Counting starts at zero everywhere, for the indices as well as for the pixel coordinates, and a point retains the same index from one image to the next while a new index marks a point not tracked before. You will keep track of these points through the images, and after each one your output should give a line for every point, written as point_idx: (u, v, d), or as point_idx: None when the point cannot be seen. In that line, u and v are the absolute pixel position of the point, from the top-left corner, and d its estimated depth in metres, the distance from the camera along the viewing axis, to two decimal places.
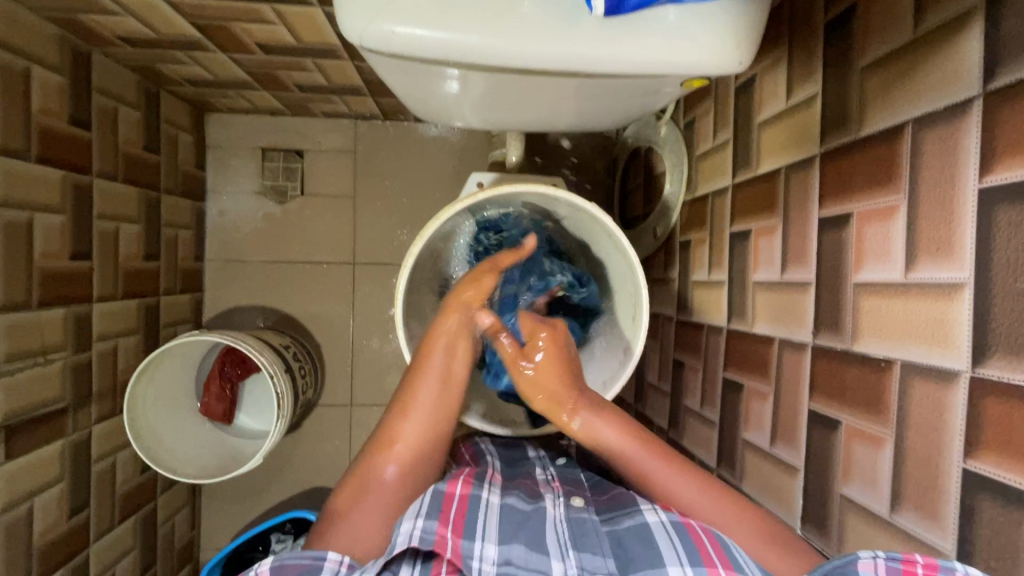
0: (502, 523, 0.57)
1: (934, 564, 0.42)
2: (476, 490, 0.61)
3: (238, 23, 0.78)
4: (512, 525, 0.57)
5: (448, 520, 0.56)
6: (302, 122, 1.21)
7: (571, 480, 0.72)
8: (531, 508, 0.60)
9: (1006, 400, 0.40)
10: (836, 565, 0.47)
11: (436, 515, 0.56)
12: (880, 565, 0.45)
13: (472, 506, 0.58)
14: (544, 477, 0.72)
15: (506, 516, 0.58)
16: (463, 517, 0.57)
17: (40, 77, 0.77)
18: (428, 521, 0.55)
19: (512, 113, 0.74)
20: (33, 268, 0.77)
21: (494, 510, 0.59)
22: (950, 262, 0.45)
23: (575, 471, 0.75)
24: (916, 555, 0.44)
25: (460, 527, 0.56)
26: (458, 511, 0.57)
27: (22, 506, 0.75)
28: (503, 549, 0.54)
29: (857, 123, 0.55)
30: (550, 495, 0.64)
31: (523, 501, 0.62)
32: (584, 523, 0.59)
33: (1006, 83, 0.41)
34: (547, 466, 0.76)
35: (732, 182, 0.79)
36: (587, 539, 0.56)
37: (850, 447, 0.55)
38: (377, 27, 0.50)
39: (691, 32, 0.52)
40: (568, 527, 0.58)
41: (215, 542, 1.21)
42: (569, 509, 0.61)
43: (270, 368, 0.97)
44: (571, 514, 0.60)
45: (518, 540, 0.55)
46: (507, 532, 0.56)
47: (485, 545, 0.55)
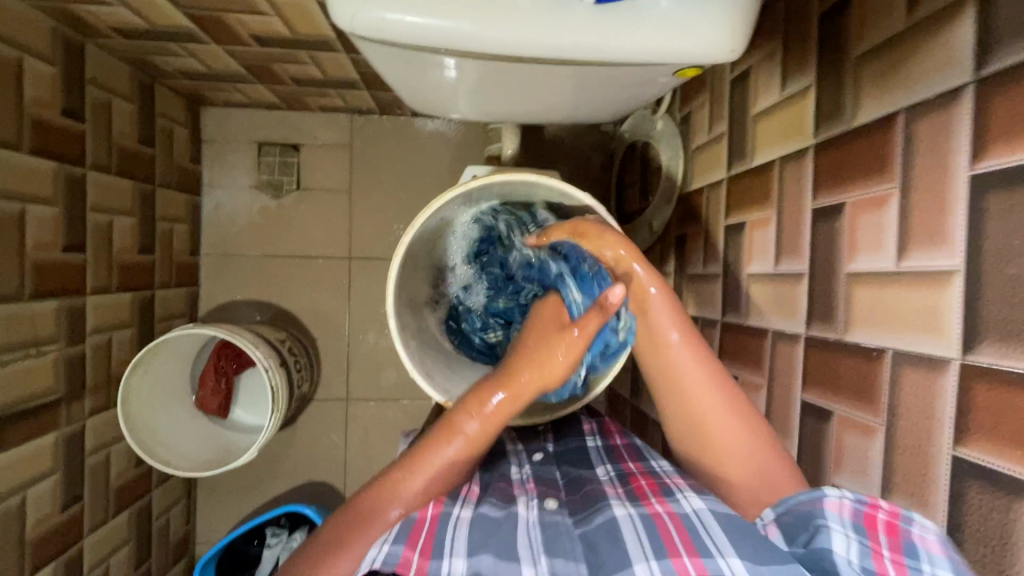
0: (472, 533, 0.54)
1: (896, 513, 0.45)
2: (447, 507, 0.56)
3: (232, 14, 0.77)
4: (483, 535, 0.54)
5: (415, 544, 0.51)
6: (298, 116, 1.20)
7: (546, 481, 0.70)
8: (503, 515, 0.58)
9: (995, 386, 0.40)
10: (803, 501, 0.49)
11: (403, 539, 0.51)
12: (846, 505, 0.47)
13: (443, 523, 0.54)
14: (518, 479, 0.70)
15: (475, 525, 0.55)
16: (432, 536, 0.52)
17: (32, 68, 0.77)
18: (395, 545, 0.50)
19: (507, 103, 0.74)
20: (27, 260, 0.77)
21: (465, 522, 0.55)
22: (941, 250, 0.45)
23: (551, 470, 0.73)
24: (880, 501, 0.46)
25: (429, 548, 0.51)
26: (427, 531, 0.53)
27: (15, 498, 0.75)
28: (471, 562, 0.51)
29: (851, 112, 0.55)
30: (522, 497, 0.63)
31: (495, 509, 0.59)
32: (557, 526, 0.57)
33: (998, 70, 0.41)
34: (523, 463, 0.74)
35: (727, 175, 0.79)
36: (559, 544, 0.54)
37: (842, 437, 0.55)
38: (369, 14, 0.50)
39: (684, 20, 0.52)
40: (541, 531, 0.56)
41: (210, 536, 1.20)
42: (543, 512, 0.60)
43: (264, 362, 0.97)
44: (544, 518, 0.59)
45: (489, 549, 0.52)
46: (475, 542, 0.53)
47: (452, 560, 0.51)
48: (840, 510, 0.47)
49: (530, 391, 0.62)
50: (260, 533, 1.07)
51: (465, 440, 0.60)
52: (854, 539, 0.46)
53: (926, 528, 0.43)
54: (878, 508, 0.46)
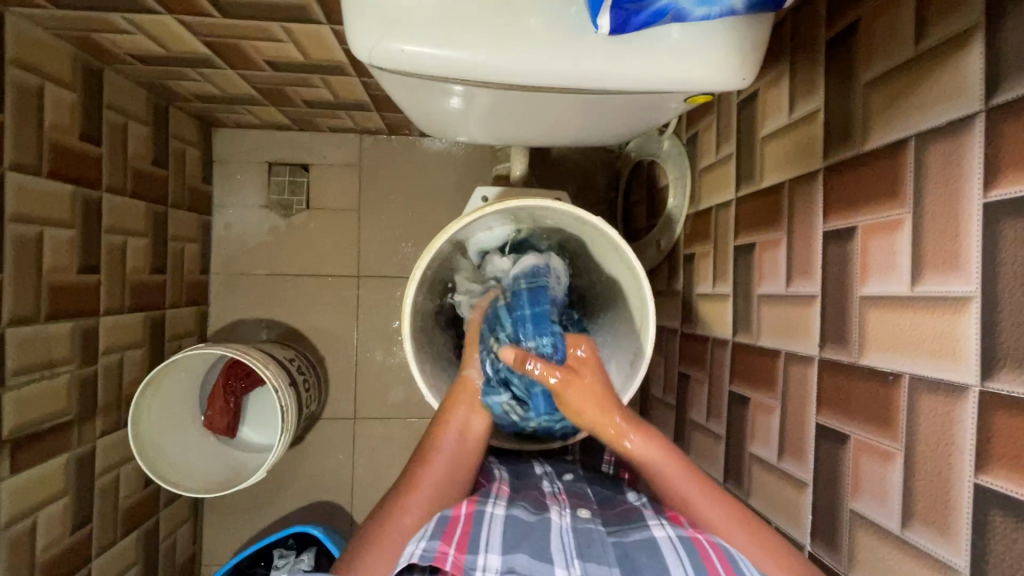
0: (506, 532, 0.58)
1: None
2: (480, 506, 0.60)
3: (247, 41, 0.79)
4: (517, 535, 0.58)
5: (452, 539, 0.56)
6: (308, 137, 1.22)
7: (577, 494, 0.71)
8: (537, 519, 0.60)
9: (1015, 414, 0.40)
10: None
11: (439, 534, 0.57)
12: None
13: (477, 522, 0.58)
14: (550, 489, 0.71)
15: (509, 526, 0.59)
16: (468, 533, 0.57)
17: (52, 94, 0.78)
18: (431, 541, 0.56)
19: (517, 128, 0.75)
20: (43, 283, 0.78)
21: (501, 522, 0.59)
22: (955, 276, 0.45)
23: (582, 486, 0.74)
24: None
25: (465, 543, 0.56)
26: (464, 529, 0.57)
27: (26, 520, 0.75)
28: (506, 558, 0.55)
29: (860, 138, 0.56)
30: (556, 505, 0.65)
31: (528, 513, 0.62)
32: (591, 533, 0.59)
33: (1009, 100, 0.41)
34: (555, 479, 0.75)
35: (736, 196, 0.79)
36: (591, 549, 0.57)
37: (859, 462, 0.55)
38: (387, 45, 0.50)
39: (694, 49, 0.52)
40: (573, 538, 0.58)
41: (217, 557, 1.20)
42: (575, 520, 0.62)
43: (274, 382, 0.97)
44: (577, 525, 0.61)
45: (523, 549, 0.56)
46: (509, 542, 0.57)
47: (487, 556, 0.55)
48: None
49: (474, 446, 0.69)
50: (267, 556, 1.07)
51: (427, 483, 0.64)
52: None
53: None
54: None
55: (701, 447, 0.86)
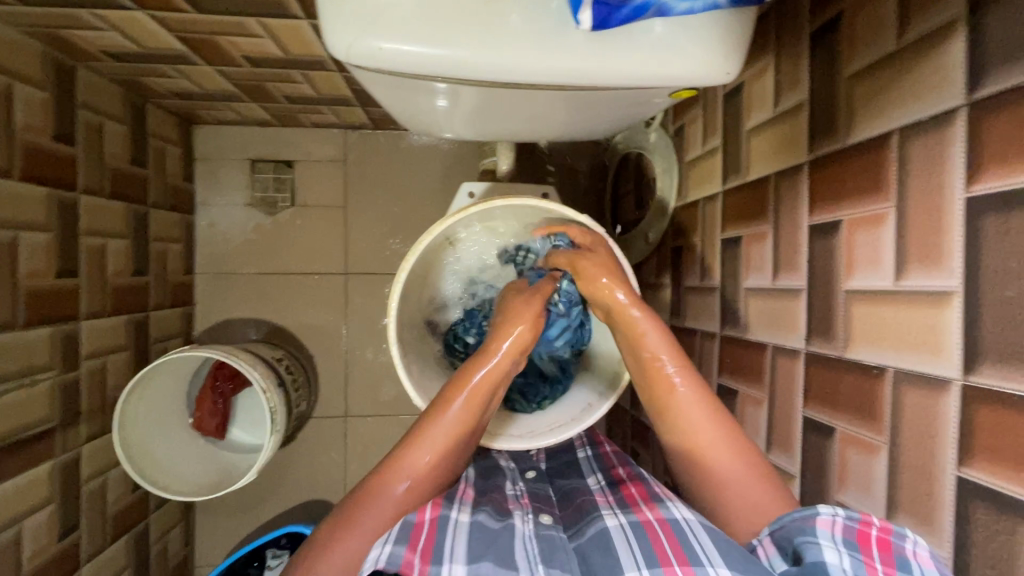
0: (470, 542, 0.57)
1: (889, 530, 0.46)
2: (445, 511, 0.59)
3: (225, 37, 0.77)
4: (481, 544, 0.57)
5: (415, 546, 0.54)
6: (290, 132, 1.20)
7: (540, 497, 0.72)
8: (501, 526, 0.60)
9: (997, 408, 0.41)
10: (799, 518, 0.51)
11: (404, 540, 0.55)
12: (838, 522, 0.48)
13: (441, 528, 0.57)
14: (513, 492, 0.71)
15: (474, 533, 0.58)
16: (431, 540, 0.55)
17: (23, 94, 0.76)
18: (396, 546, 0.54)
19: (501, 125, 0.74)
20: (19, 288, 0.76)
21: (463, 528, 0.58)
22: (939, 271, 0.45)
23: (544, 487, 0.75)
24: (872, 518, 0.47)
25: (429, 553, 0.54)
26: (426, 535, 0.56)
27: (11, 529, 0.74)
28: (470, 568, 0.53)
29: (844, 131, 0.56)
30: (518, 511, 0.65)
31: (492, 519, 0.61)
32: (552, 539, 0.60)
33: (992, 93, 0.41)
34: (517, 479, 0.76)
35: (722, 189, 0.79)
36: (555, 556, 0.57)
37: (844, 454, 0.55)
38: (364, 42, 0.49)
39: (677, 44, 0.52)
40: (536, 544, 0.59)
41: (210, 558, 1.19)
42: (538, 526, 0.63)
43: (262, 383, 0.96)
44: (540, 531, 0.62)
45: (486, 557, 0.55)
46: (474, 550, 0.55)
47: (452, 566, 0.53)
48: (832, 528, 0.48)
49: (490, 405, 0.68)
50: (261, 556, 1.06)
51: (440, 439, 0.64)
52: (846, 558, 0.46)
53: (918, 544, 0.44)
54: (871, 527, 0.47)
55: None
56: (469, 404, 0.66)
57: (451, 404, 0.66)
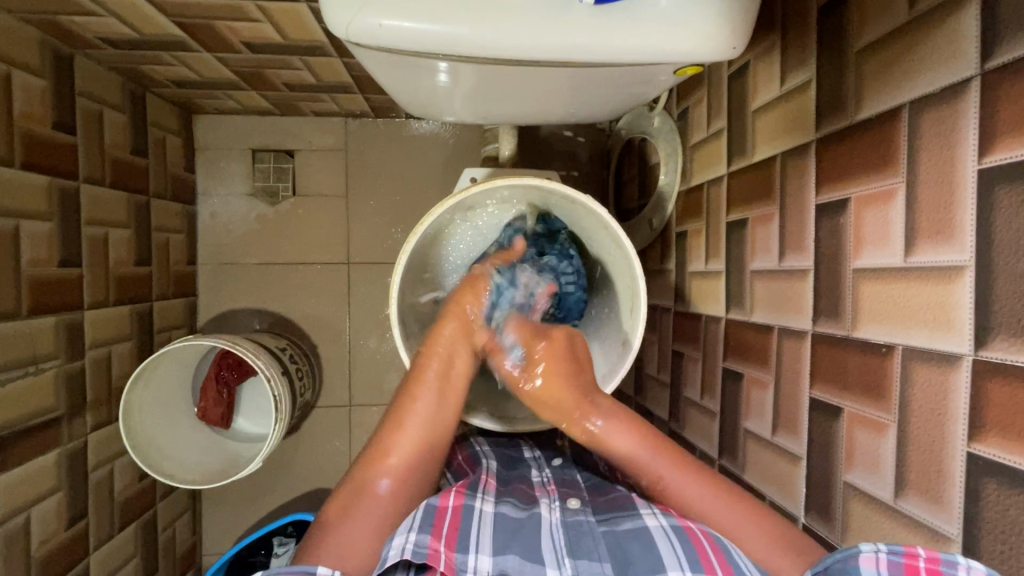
0: (494, 533, 0.58)
1: (937, 558, 0.43)
2: (469, 500, 0.61)
3: (223, 22, 0.76)
4: (505, 537, 0.58)
5: (440, 533, 0.56)
6: (292, 121, 1.19)
7: (567, 483, 0.72)
8: (526, 516, 0.61)
9: (1008, 382, 0.40)
10: (840, 559, 0.49)
11: (428, 528, 0.56)
12: (882, 558, 0.46)
13: (465, 518, 0.59)
14: (539, 479, 0.72)
15: (499, 526, 0.59)
16: (456, 529, 0.57)
17: (21, 81, 0.76)
18: (421, 535, 0.54)
19: (503, 105, 0.73)
20: (22, 277, 0.76)
21: (488, 519, 0.59)
22: (950, 245, 0.44)
23: (572, 474, 0.75)
24: (917, 548, 0.45)
25: (453, 542, 0.55)
26: (451, 521, 0.57)
27: (19, 517, 0.74)
28: (497, 560, 0.55)
29: (853, 107, 0.55)
30: (544, 499, 0.66)
31: (516, 509, 0.62)
32: (581, 526, 0.60)
33: (1005, 62, 0.40)
34: (543, 466, 0.77)
35: (727, 171, 0.78)
36: (582, 545, 0.57)
37: (853, 435, 0.55)
38: (364, 19, 0.49)
39: (681, 18, 0.51)
40: (565, 532, 0.59)
41: (217, 547, 1.20)
42: (566, 513, 0.63)
43: (266, 372, 0.96)
44: (567, 518, 0.61)
45: (514, 549, 0.56)
46: (500, 542, 0.57)
47: (478, 557, 0.55)
48: (877, 566, 0.46)
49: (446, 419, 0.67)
50: (267, 543, 1.06)
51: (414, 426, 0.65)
52: None
53: (971, 568, 0.41)
54: (918, 558, 0.45)
55: (696, 424, 0.86)
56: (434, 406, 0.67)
57: (415, 405, 0.66)
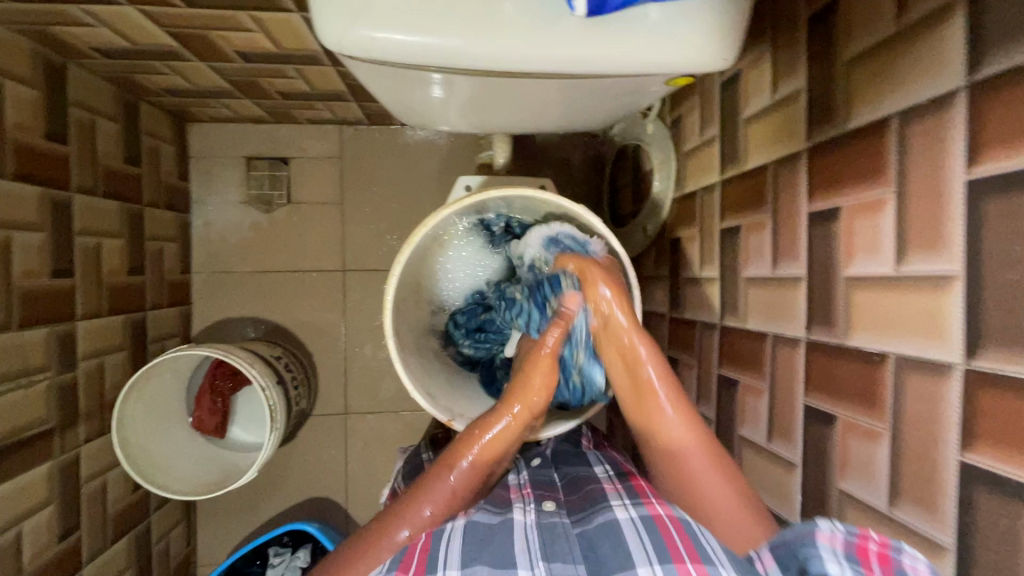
0: (466, 543, 0.56)
1: (887, 545, 0.46)
2: (437, 520, 0.58)
3: (217, 32, 0.76)
4: (477, 545, 0.56)
5: (408, 567, 0.53)
6: (286, 129, 1.19)
7: (542, 484, 0.72)
8: (498, 521, 0.60)
9: (1000, 392, 0.40)
10: (799, 531, 0.50)
11: (395, 567, 0.54)
12: (838, 537, 0.48)
13: (435, 538, 0.56)
14: (516, 481, 0.72)
15: (470, 535, 0.57)
16: (425, 555, 0.54)
17: (13, 92, 0.76)
18: (388, 575, 0.53)
19: (497, 116, 0.74)
20: (14, 289, 0.75)
21: (458, 533, 0.57)
22: (940, 255, 0.45)
23: (547, 474, 0.75)
24: (870, 534, 0.47)
25: (423, 565, 0.53)
26: (420, 552, 0.55)
27: (11, 531, 0.74)
28: (467, 573, 0.53)
29: (843, 117, 0.55)
30: (519, 503, 0.65)
31: (490, 516, 0.61)
32: (555, 528, 0.60)
33: (992, 74, 0.41)
34: (521, 469, 0.76)
35: (720, 178, 0.79)
36: (557, 547, 0.57)
37: (847, 442, 0.55)
38: (356, 32, 0.49)
39: (673, 30, 0.51)
40: (538, 535, 0.59)
41: (212, 557, 1.19)
42: (540, 516, 0.63)
43: (260, 381, 0.96)
44: (542, 520, 0.62)
45: (483, 560, 0.54)
46: (470, 553, 0.55)
47: (447, 572, 0.53)
48: (832, 542, 0.47)
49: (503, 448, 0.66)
50: (263, 553, 1.06)
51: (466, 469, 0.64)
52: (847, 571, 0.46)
53: (916, 556, 0.44)
54: (869, 542, 0.47)
55: None
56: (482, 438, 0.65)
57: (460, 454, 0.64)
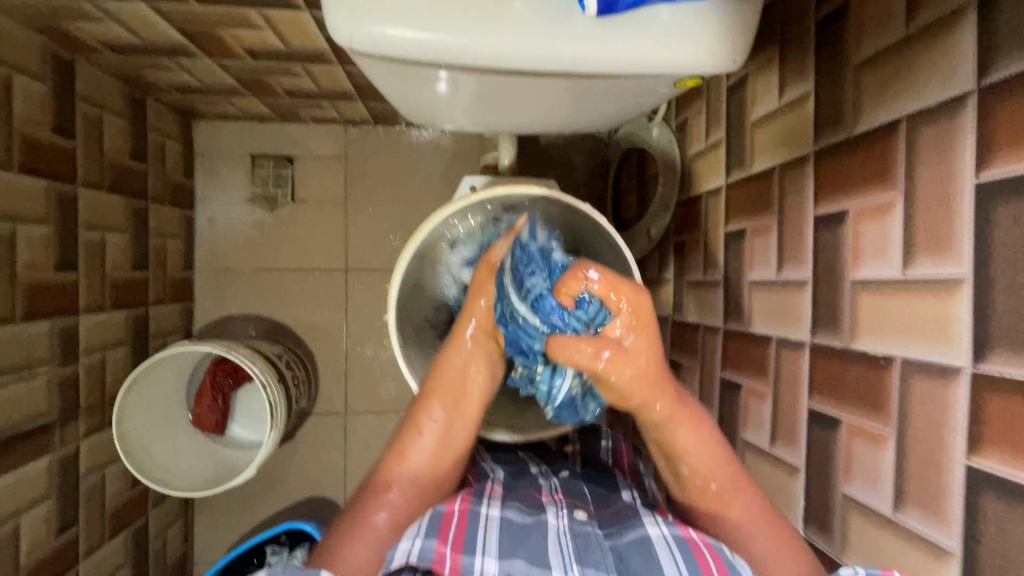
0: (501, 539, 0.56)
1: None
2: (475, 506, 0.59)
3: (227, 29, 0.77)
4: (511, 543, 0.56)
5: (446, 539, 0.55)
6: (292, 128, 1.19)
7: (575, 494, 0.70)
8: (532, 521, 0.59)
9: (1006, 396, 0.40)
10: None
11: (435, 532, 0.55)
12: None
13: (472, 523, 0.57)
14: (547, 486, 0.70)
15: (505, 531, 0.57)
16: (462, 533, 0.56)
17: (22, 85, 0.76)
18: (428, 540, 0.54)
19: (503, 116, 0.74)
20: (18, 282, 0.75)
21: (494, 525, 0.58)
22: (948, 258, 0.45)
23: (578, 485, 0.74)
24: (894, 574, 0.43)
25: (460, 545, 0.54)
26: (456, 529, 0.56)
27: (8, 524, 0.74)
28: (503, 564, 0.53)
29: (851, 120, 0.55)
30: (552, 505, 0.63)
31: (522, 514, 0.60)
32: (588, 536, 0.57)
33: (1001, 78, 0.41)
34: (550, 476, 0.75)
35: (726, 182, 0.79)
36: (589, 554, 0.55)
37: (851, 446, 0.55)
38: (367, 28, 0.49)
39: (682, 31, 0.52)
40: (572, 540, 0.57)
41: (209, 555, 1.19)
42: (573, 522, 0.60)
43: (262, 378, 0.96)
44: (575, 527, 0.59)
45: (519, 554, 0.54)
46: (506, 547, 0.55)
47: (484, 560, 0.53)
48: None
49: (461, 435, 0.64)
50: (260, 552, 1.05)
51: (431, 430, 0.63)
52: None
53: None
54: None
55: None
56: (448, 409, 0.64)
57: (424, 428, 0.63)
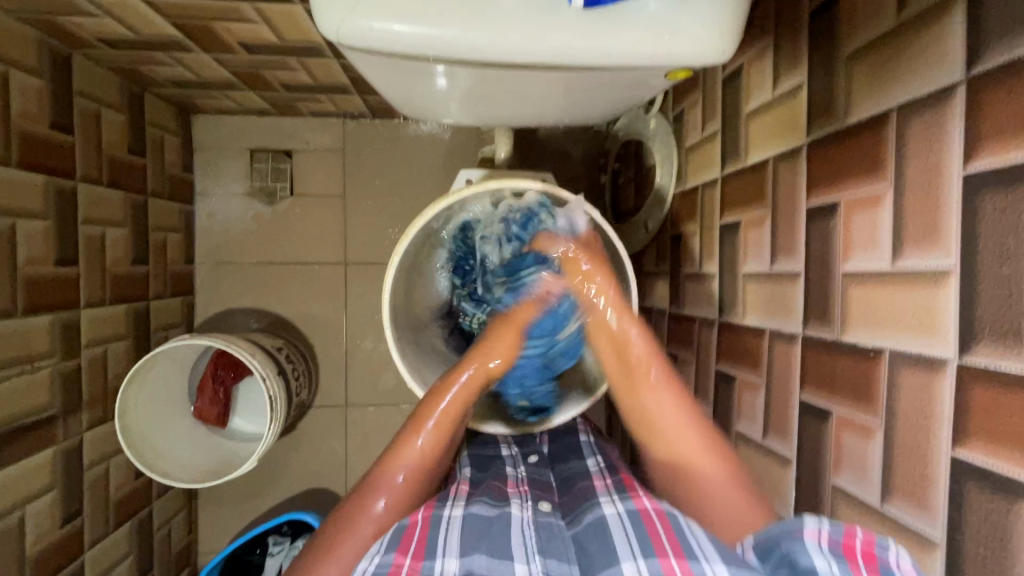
0: (463, 532, 0.56)
1: (872, 542, 0.46)
2: (438, 509, 0.59)
3: (220, 23, 0.77)
4: (474, 536, 0.55)
5: (407, 548, 0.53)
6: (290, 121, 1.20)
7: (542, 483, 0.72)
8: (496, 513, 0.59)
9: (992, 387, 0.40)
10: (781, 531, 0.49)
11: (394, 547, 0.53)
12: (824, 533, 0.47)
13: (434, 525, 0.57)
14: (513, 477, 0.71)
15: (467, 526, 0.57)
16: (423, 539, 0.54)
17: (18, 81, 0.76)
18: (386, 556, 0.53)
19: (500, 108, 0.74)
20: (18, 276, 0.76)
21: (457, 523, 0.57)
22: (936, 249, 0.45)
23: (545, 473, 0.75)
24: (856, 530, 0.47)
25: (422, 550, 0.53)
26: (419, 536, 0.55)
27: (13, 515, 0.75)
28: (464, 561, 0.52)
29: (843, 111, 0.55)
30: (517, 498, 0.64)
31: (487, 508, 0.60)
32: (550, 527, 0.59)
33: (992, 67, 0.40)
34: (518, 464, 0.76)
35: (721, 174, 0.79)
36: (552, 545, 0.56)
37: (841, 437, 0.55)
38: (355, 21, 0.49)
39: (671, 22, 0.51)
40: (534, 531, 0.58)
41: (214, 545, 1.20)
42: (537, 513, 0.62)
43: (261, 371, 0.96)
44: (537, 518, 0.60)
45: (481, 548, 0.54)
46: (467, 542, 0.55)
47: (445, 560, 0.53)
48: (818, 539, 0.47)
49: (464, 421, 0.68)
50: (263, 542, 1.06)
51: (431, 431, 0.65)
52: (834, 567, 0.45)
53: (901, 555, 0.44)
54: (855, 538, 0.46)
55: None
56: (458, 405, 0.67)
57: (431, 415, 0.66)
